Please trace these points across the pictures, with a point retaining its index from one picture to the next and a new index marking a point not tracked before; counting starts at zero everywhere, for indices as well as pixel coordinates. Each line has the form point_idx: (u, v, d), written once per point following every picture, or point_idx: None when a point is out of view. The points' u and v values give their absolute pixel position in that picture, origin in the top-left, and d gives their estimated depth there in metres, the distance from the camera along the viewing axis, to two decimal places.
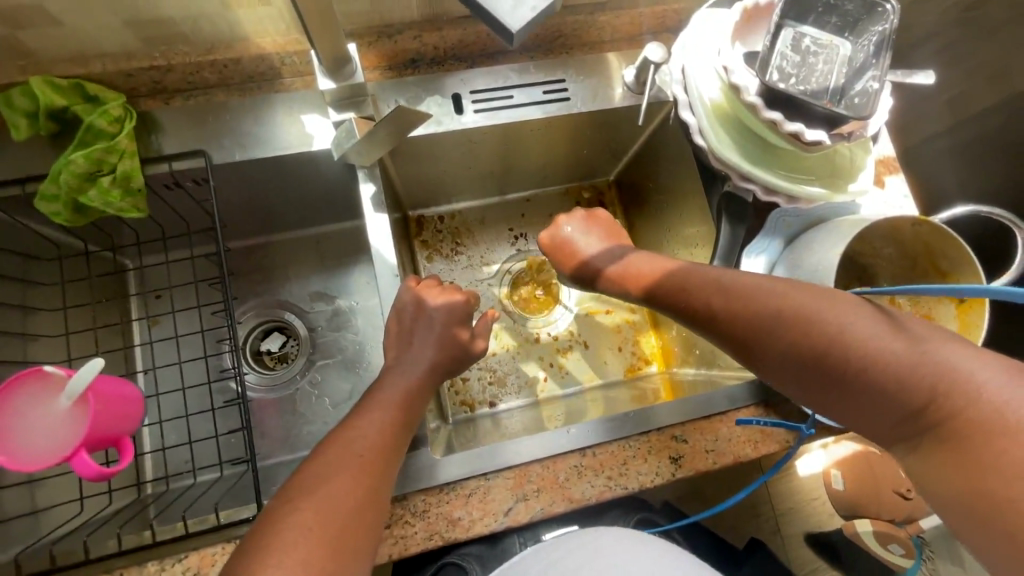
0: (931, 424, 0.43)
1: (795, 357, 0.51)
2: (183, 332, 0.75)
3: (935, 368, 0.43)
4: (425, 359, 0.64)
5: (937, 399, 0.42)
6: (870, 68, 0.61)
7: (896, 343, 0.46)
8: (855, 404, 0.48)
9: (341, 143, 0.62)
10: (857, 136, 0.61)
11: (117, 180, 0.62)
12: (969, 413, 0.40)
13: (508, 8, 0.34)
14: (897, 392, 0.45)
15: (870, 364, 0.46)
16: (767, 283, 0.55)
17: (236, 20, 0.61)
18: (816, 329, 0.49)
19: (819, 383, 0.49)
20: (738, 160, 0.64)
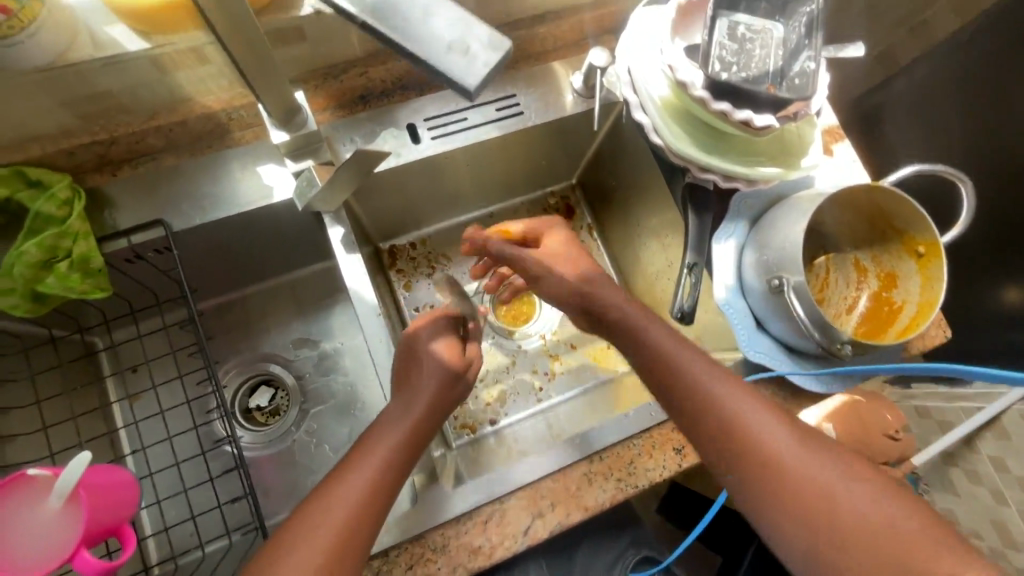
0: (874, 561, 0.44)
1: (741, 463, 0.51)
2: (167, 407, 0.73)
3: (882, 507, 0.46)
4: (431, 385, 0.64)
5: (880, 536, 0.45)
6: (805, 49, 0.65)
7: (848, 474, 0.48)
8: (759, 491, 0.50)
9: (303, 192, 0.60)
10: (802, 114, 0.63)
11: (75, 264, 0.60)
12: (913, 552, 0.44)
13: (463, 68, 0.35)
14: (757, 457, 0.51)
15: (822, 487, 0.48)
16: (699, 363, 0.57)
17: (175, 83, 0.60)
18: (740, 424, 0.52)
19: (763, 493, 0.50)
20: (697, 154, 0.66)
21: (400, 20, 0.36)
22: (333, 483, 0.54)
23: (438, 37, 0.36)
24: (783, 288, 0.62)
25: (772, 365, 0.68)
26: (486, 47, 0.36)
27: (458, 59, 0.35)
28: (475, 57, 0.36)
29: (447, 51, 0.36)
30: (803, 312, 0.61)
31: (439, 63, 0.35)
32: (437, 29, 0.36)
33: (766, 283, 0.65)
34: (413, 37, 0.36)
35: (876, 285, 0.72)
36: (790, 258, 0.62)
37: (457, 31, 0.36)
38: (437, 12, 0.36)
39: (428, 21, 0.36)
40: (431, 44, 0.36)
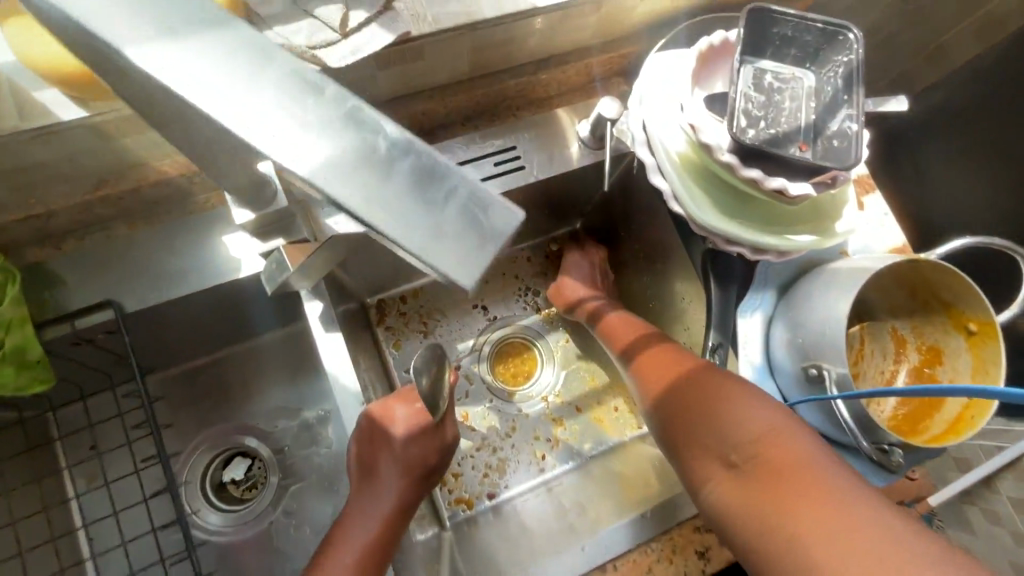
0: (755, 467, 0.50)
1: (692, 411, 0.57)
2: (122, 507, 0.64)
3: (767, 423, 0.52)
4: (392, 494, 0.59)
5: (761, 449, 0.51)
6: (843, 105, 0.58)
7: (749, 403, 0.53)
8: (704, 430, 0.55)
9: (273, 276, 0.53)
10: (842, 180, 0.55)
11: (7, 358, 0.51)
12: (786, 459, 0.49)
13: (459, 260, 0.24)
14: (709, 399, 0.56)
15: (716, 414, 0.54)
16: (680, 347, 0.65)
17: (124, 149, 0.52)
18: (705, 378, 0.57)
19: (687, 427, 0.57)
20: (723, 226, 0.58)
21: (363, 178, 0.24)
22: (333, 557, 0.54)
23: (416, 208, 0.24)
24: (824, 381, 0.54)
25: None
26: (485, 227, 0.24)
27: (449, 246, 0.24)
28: (473, 241, 0.24)
29: (432, 235, 0.24)
30: (845, 409, 0.53)
31: (417, 247, 0.24)
32: (413, 197, 0.24)
33: (802, 371, 0.57)
34: (374, 205, 0.24)
35: (917, 360, 0.65)
36: (831, 346, 0.54)
37: (443, 203, 0.24)
38: (417, 170, 0.25)
39: (400, 180, 0.24)
40: (404, 223, 0.24)
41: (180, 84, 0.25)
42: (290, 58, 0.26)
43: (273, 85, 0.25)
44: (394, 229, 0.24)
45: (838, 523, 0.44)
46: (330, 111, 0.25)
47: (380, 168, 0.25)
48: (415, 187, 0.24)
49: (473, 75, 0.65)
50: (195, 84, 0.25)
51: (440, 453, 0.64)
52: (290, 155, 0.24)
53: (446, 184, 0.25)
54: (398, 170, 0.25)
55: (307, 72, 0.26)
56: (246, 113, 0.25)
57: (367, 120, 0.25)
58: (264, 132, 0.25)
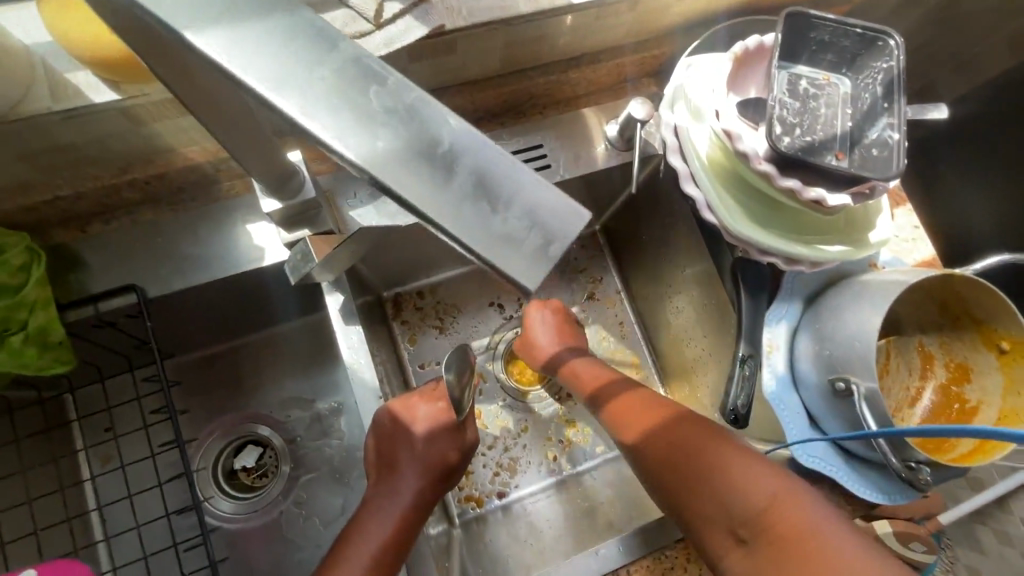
0: (764, 540, 0.45)
1: (685, 479, 0.51)
2: (136, 490, 0.65)
3: (768, 489, 0.47)
4: (410, 492, 0.58)
5: (768, 519, 0.46)
6: (882, 115, 0.57)
7: (744, 460, 0.50)
8: (703, 497, 0.50)
9: (296, 267, 0.52)
10: (881, 191, 0.53)
11: (31, 337, 0.52)
12: (795, 528, 0.44)
13: (522, 261, 0.23)
14: (704, 462, 0.51)
15: (714, 479, 0.49)
16: (666, 401, 0.60)
17: (152, 134, 0.52)
18: (698, 439, 0.52)
19: (678, 488, 0.51)
20: (757, 237, 0.57)
21: (427, 173, 0.23)
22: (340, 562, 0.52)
23: (480, 206, 0.23)
24: (853, 395, 0.53)
25: (831, 473, 0.58)
26: (549, 228, 0.24)
27: (511, 248, 0.23)
28: (538, 242, 0.23)
29: (496, 236, 0.23)
30: (876, 425, 0.52)
31: (479, 247, 0.23)
32: (477, 195, 0.23)
33: (829, 384, 0.56)
34: (438, 201, 0.23)
35: (944, 377, 0.64)
36: (860, 359, 0.53)
37: (509, 200, 0.23)
38: (484, 168, 0.24)
39: (466, 175, 0.23)
40: (466, 221, 0.23)
41: (237, 69, 0.23)
42: (354, 47, 0.24)
43: (333, 74, 0.24)
44: (457, 227, 0.23)
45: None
46: (395, 98, 0.24)
47: (446, 161, 0.23)
48: (481, 185, 0.23)
49: (503, 71, 0.64)
50: (257, 67, 0.23)
51: (460, 455, 0.64)
52: (353, 144, 0.23)
53: (509, 187, 0.24)
54: (464, 165, 0.23)
55: (368, 59, 0.24)
56: (303, 100, 0.23)
57: (431, 111, 0.24)
58: (323, 118, 0.23)
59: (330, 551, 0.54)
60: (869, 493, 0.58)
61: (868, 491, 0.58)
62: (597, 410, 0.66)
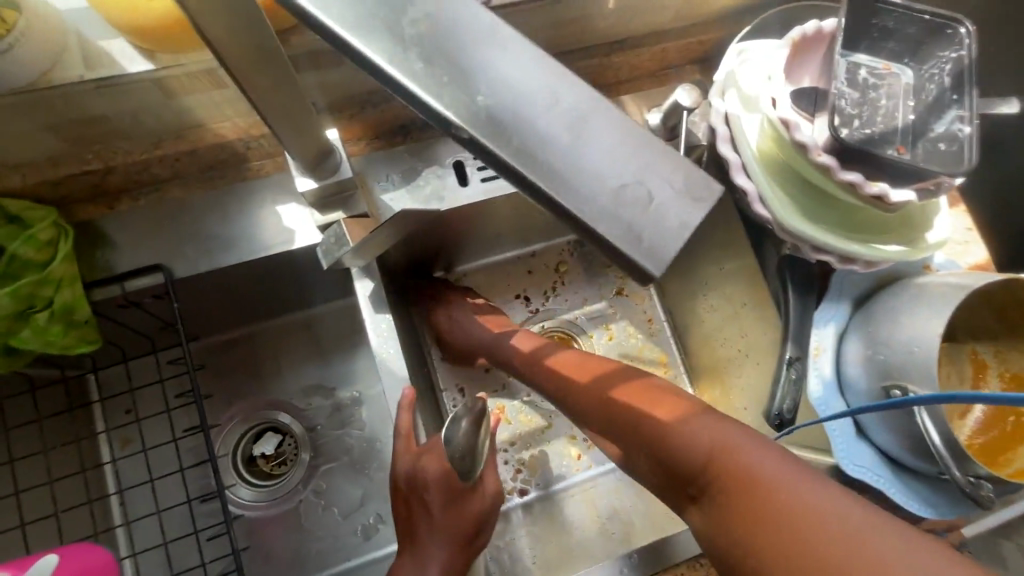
0: (716, 490, 0.43)
1: (642, 442, 0.50)
2: (158, 475, 0.64)
3: (703, 439, 0.45)
4: (433, 568, 0.53)
5: (707, 471, 0.44)
6: (951, 106, 0.53)
7: (682, 417, 0.48)
8: (659, 458, 0.48)
9: (331, 250, 0.51)
10: (946, 188, 0.50)
11: (57, 315, 0.50)
12: (737, 477, 0.42)
13: (646, 238, 0.22)
14: (655, 424, 0.49)
15: (660, 436, 0.48)
16: (619, 368, 0.59)
17: (183, 107, 0.50)
18: (644, 404, 0.51)
19: (642, 453, 0.50)
20: (812, 233, 0.54)
21: (546, 139, 0.22)
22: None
23: (602, 176, 0.22)
24: (910, 403, 0.50)
25: (876, 485, 0.56)
26: (676, 201, 0.22)
27: (635, 224, 0.22)
28: (663, 217, 0.22)
29: (621, 217, 0.22)
30: (936, 436, 0.49)
31: (601, 221, 0.22)
32: (600, 163, 0.22)
33: (882, 391, 0.53)
34: (556, 170, 0.22)
35: (999, 387, 0.61)
36: (918, 366, 0.51)
37: (634, 170, 0.22)
38: (614, 143, 0.22)
39: (590, 142, 0.22)
40: (586, 191, 0.22)
41: (350, 24, 0.22)
42: (478, 12, 0.23)
43: (457, 40, 0.22)
44: (575, 198, 0.22)
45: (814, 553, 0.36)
46: (516, 63, 0.22)
47: (569, 127, 0.22)
48: (610, 160, 0.22)
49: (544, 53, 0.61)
50: (371, 28, 0.22)
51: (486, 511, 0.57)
52: (465, 110, 0.22)
53: (638, 167, 0.22)
54: (589, 132, 0.22)
55: (496, 26, 0.23)
56: (424, 67, 0.22)
57: (553, 72, 0.23)
58: (434, 82, 0.22)
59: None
60: (919, 507, 0.55)
61: (917, 505, 0.55)
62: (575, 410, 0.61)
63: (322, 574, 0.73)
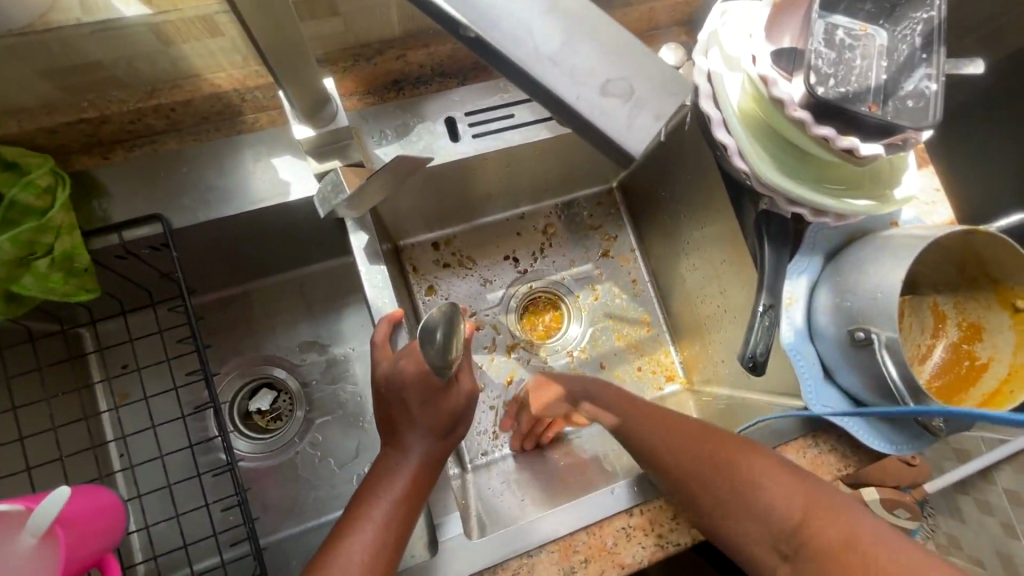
0: (807, 553, 0.48)
1: (719, 497, 0.53)
2: (159, 422, 0.65)
3: (807, 500, 0.50)
4: (413, 455, 0.54)
5: (807, 529, 0.49)
6: (920, 65, 0.56)
7: (780, 480, 0.52)
8: (736, 513, 0.53)
9: (328, 198, 0.52)
10: (912, 143, 0.55)
11: (58, 263, 0.51)
12: (842, 539, 0.47)
13: (627, 125, 0.25)
14: (734, 485, 0.53)
15: (763, 495, 0.51)
16: (682, 420, 0.61)
17: (179, 56, 0.51)
18: (723, 465, 0.54)
19: (716, 508, 0.53)
20: (788, 185, 0.57)
21: (547, 36, 0.25)
22: (351, 532, 0.49)
23: (593, 70, 0.25)
24: (872, 344, 0.54)
25: (840, 423, 0.60)
26: (658, 92, 0.25)
27: (620, 112, 0.25)
28: (642, 107, 0.25)
29: (607, 102, 0.25)
30: (896, 372, 0.53)
31: (588, 109, 0.25)
32: (590, 58, 0.25)
33: (848, 335, 0.57)
34: (552, 61, 0.25)
35: (956, 335, 0.65)
36: (880, 309, 0.54)
37: (623, 65, 0.25)
38: (600, 34, 0.25)
39: (587, 42, 0.25)
40: (577, 82, 0.25)
41: None
42: None
43: None
44: (568, 89, 0.25)
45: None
46: None
47: (569, 27, 0.25)
48: (598, 51, 0.25)
49: None
50: None
51: (463, 408, 0.57)
52: (472, 10, 0.25)
53: (622, 59, 0.25)
54: (587, 33, 0.25)
55: None
56: None
57: None
58: None
59: (342, 518, 0.51)
60: (881, 444, 0.60)
61: (879, 443, 0.60)
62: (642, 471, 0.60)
63: (318, 520, 0.76)
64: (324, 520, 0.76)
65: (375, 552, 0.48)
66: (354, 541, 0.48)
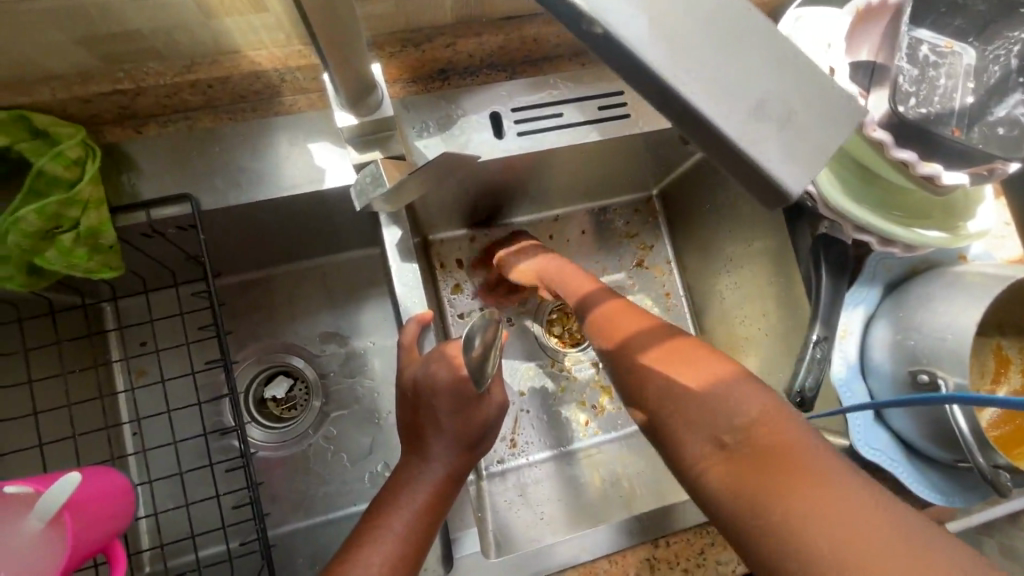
0: (752, 453, 0.41)
1: (672, 408, 0.46)
2: (175, 406, 0.64)
3: (758, 406, 0.43)
4: (436, 465, 0.51)
5: (755, 433, 0.42)
6: (1015, 90, 0.52)
7: (738, 387, 0.45)
8: (686, 407, 0.46)
9: (364, 190, 0.49)
10: (1000, 175, 0.49)
11: (82, 238, 0.49)
12: (779, 443, 0.41)
13: (780, 155, 0.23)
14: (696, 384, 0.46)
15: (712, 384, 0.45)
16: (646, 323, 0.56)
17: (221, 30, 0.48)
18: (680, 364, 0.48)
19: (669, 419, 0.46)
20: (856, 211, 0.53)
21: (693, 42, 0.22)
22: (370, 541, 0.46)
23: (749, 88, 0.23)
24: (938, 388, 0.50)
25: (888, 467, 0.56)
26: (815, 122, 0.23)
27: (774, 136, 0.23)
28: (798, 137, 0.23)
29: (761, 127, 0.23)
30: (964, 422, 0.49)
31: (739, 133, 0.22)
32: (743, 78, 0.23)
33: (908, 376, 0.53)
34: (702, 72, 0.22)
35: (1020, 383, 0.60)
36: (949, 353, 0.50)
37: (779, 84, 0.23)
38: (754, 54, 0.23)
39: (739, 54, 0.23)
40: (728, 103, 0.22)
41: None
42: None
43: None
44: (714, 111, 0.22)
45: (839, 519, 0.35)
46: None
47: (720, 35, 0.23)
48: (751, 72, 0.23)
49: None
50: None
51: (491, 419, 0.55)
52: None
53: (776, 81, 0.23)
54: (739, 44, 0.23)
55: None
56: None
57: None
58: None
59: (359, 525, 0.48)
60: (931, 494, 0.56)
61: (928, 492, 0.56)
62: (615, 355, 0.55)
63: (328, 517, 0.74)
64: (332, 517, 0.74)
65: (391, 567, 0.45)
66: (371, 553, 0.45)
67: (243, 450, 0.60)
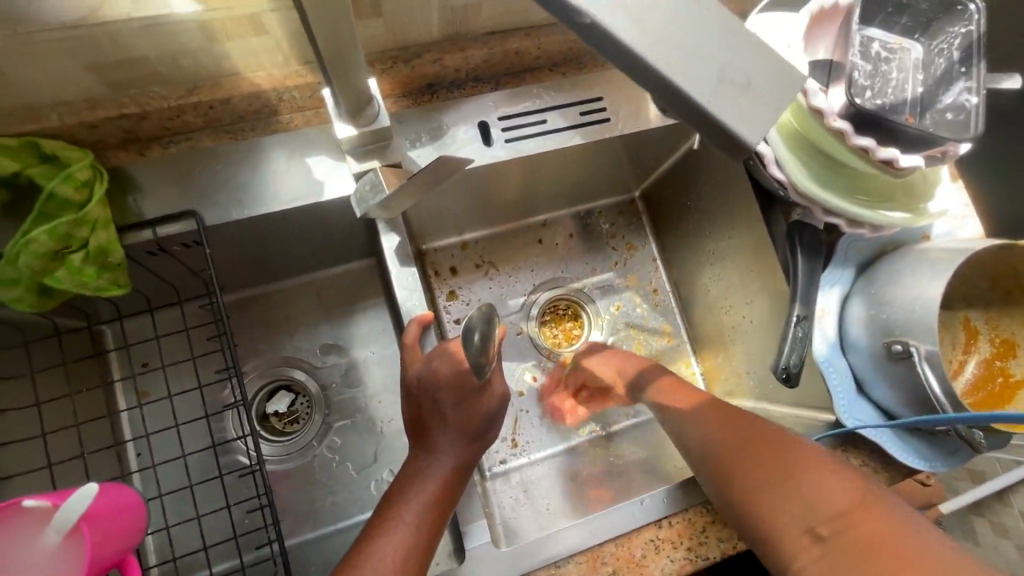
0: (849, 538, 0.45)
1: (763, 498, 0.50)
2: (183, 421, 0.65)
3: (848, 493, 0.47)
4: (445, 458, 0.53)
5: (852, 519, 0.46)
6: (958, 79, 0.56)
7: (824, 474, 0.49)
8: (779, 494, 0.49)
9: (364, 198, 0.52)
10: (952, 156, 0.54)
11: (92, 257, 0.51)
12: (885, 531, 0.44)
13: (741, 112, 0.28)
14: (784, 474, 0.50)
15: (802, 476, 0.49)
16: (716, 408, 0.59)
17: (223, 55, 0.51)
18: (766, 452, 0.52)
19: (761, 510, 0.50)
20: (824, 195, 0.57)
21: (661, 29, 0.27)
22: (383, 535, 0.48)
23: (709, 63, 0.28)
24: (911, 356, 0.53)
25: (876, 438, 0.59)
26: (770, 84, 0.28)
27: (737, 96, 0.28)
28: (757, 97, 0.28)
29: (721, 92, 0.28)
30: (938, 385, 0.53)
31: (706, 98, 0.28)
32: (709, 54, 0.28)
33: (884, 347, 0.56)
34: (664, 46, 0.27)
35: (989, 351, 0.64)
36: (921, 324, 0.54)
37: (745, 57, 0.28)
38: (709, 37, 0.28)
39: (706, 33, 0.28)
40: (693, 77, 0.28)
41: None
42: None
43: None
44: (684, 81, 0.27)
45: None
46: None
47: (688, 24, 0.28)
48: (709, 51, 0.28)
49: None
50: None
51: (493, 414, 0.57)
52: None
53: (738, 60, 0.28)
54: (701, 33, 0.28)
55: None
56: None
57: None
58: None
59: (372, 520, 0.50)
60: (918, 459, 0.59)
61: (915, 458, 0.59)
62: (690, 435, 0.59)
63: (336, 526, 0.75)
64: (340, 526, 0.75)
65: (405, 561, 0.47)
66: (386, 543, 0.47)
67: (253, 461, 0.61)
